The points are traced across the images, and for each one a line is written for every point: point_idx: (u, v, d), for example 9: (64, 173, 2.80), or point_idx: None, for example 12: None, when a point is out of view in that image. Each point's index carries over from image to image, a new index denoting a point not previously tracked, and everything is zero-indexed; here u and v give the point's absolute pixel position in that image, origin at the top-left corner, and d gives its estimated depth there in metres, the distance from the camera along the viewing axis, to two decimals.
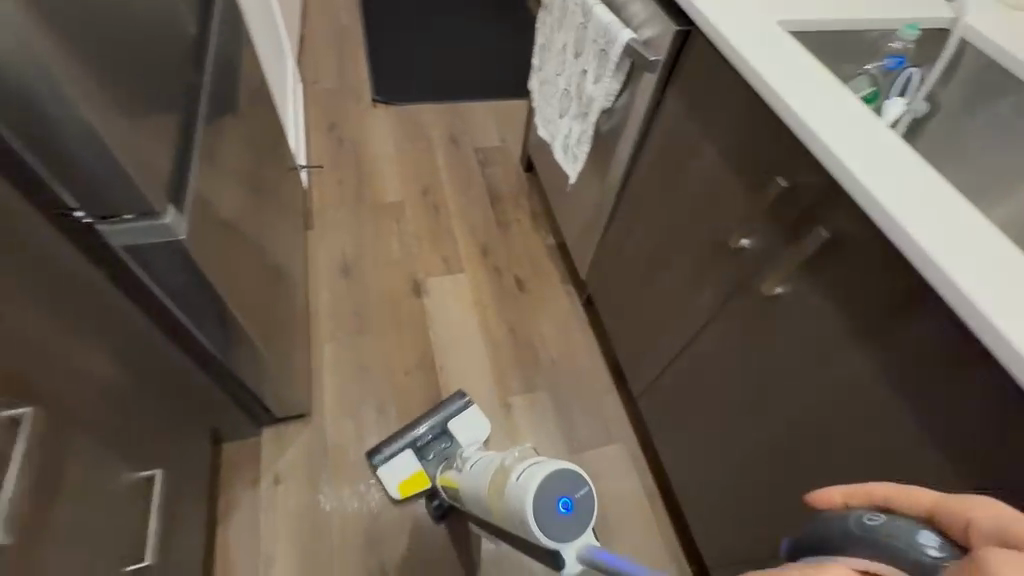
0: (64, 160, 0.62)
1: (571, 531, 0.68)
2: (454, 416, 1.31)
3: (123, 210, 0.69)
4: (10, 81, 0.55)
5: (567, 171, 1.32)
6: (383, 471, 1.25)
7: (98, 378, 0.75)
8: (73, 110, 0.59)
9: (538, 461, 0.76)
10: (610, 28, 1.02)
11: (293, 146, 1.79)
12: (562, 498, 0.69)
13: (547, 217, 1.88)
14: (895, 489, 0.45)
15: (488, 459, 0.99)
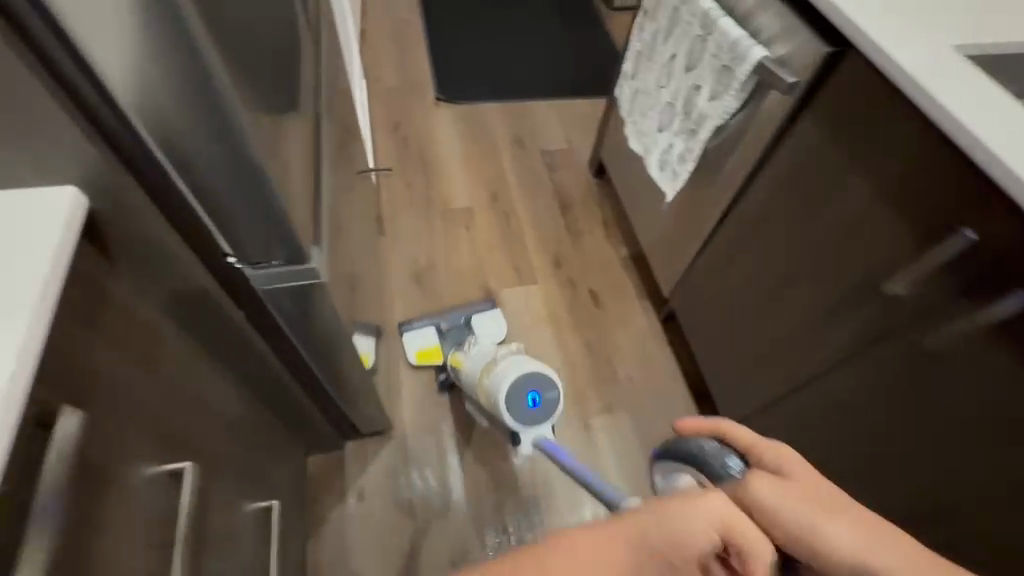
0: (220, 198, 0.56)
1: (531, 420, 1.05)
2: (480, 314, 1.49)
3: (266, 248, 0.64)
4: (185, 119, 0.49)
5: (662, 188, 1.26)
6: (410, 336, 1.46)
7: (226, 417, 0.74)
8: (237, 146, 0.52)
9: (522, 365, 1.09)
10: (737, 43, 0.95)
11: (366, 148, 1.76)
12: (533, 393, 1.05)
13: (619, 226, 1.82)
14: (732, 426, 0.51)
15: (486, 349, 1.26)
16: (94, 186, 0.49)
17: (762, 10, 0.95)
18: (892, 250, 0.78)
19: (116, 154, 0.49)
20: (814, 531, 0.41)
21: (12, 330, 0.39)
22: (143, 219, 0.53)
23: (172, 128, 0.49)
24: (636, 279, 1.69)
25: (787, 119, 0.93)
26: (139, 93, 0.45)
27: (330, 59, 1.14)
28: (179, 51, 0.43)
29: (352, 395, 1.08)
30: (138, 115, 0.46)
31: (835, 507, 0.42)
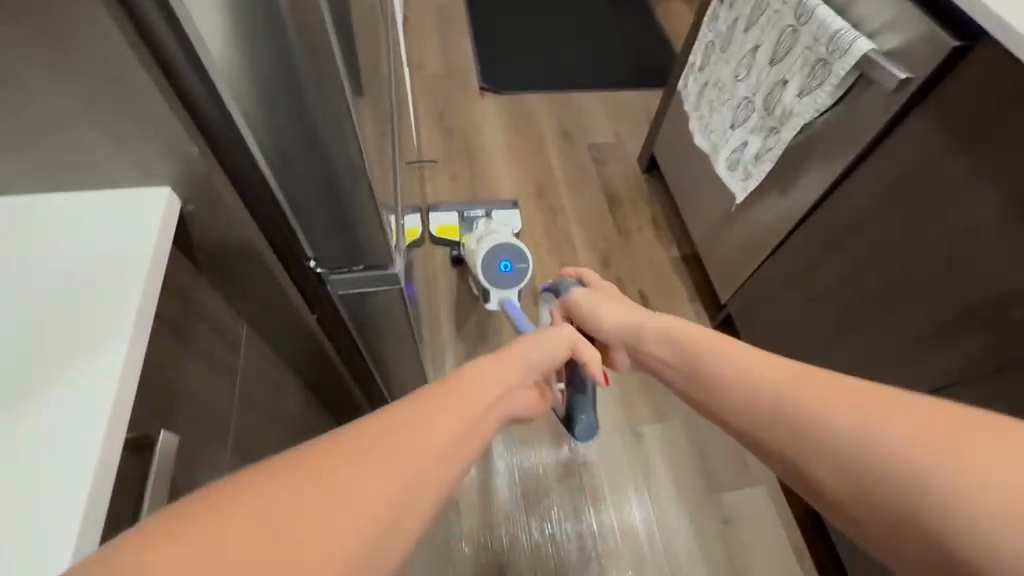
0: (299, 178, 0.48)
1: (500, 283, 1.30)
2: (501, 210, 1.55)
3: (347, 247, 0.56)
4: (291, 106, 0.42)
5: (731, 189, 1.19)
6: (435, 213, 1.53)
7: (292, 423, 0.71)
8: (312, 109, 0.42)
9: (504, 239, 1.31)
10: (839, 35, 0.87)
11: (413, 137, 1.71)
12: (506, 263, 1.30)
13: (670, 224, 1.74)
14: (585, 273, 1.01)
15: (484, 225, 1.44)
16: (197, 189, 0.44)
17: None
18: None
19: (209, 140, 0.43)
20: (598, 317, 0.85)
21: (111, 353, 0.38)
22: (243, 224, 0.48)
23: (249, 85, 0.41)
24: (689, 282, 1.62)
25: (890, 121, 0.85)
26: (227, 34, 0.38)
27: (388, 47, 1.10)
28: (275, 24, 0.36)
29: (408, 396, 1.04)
30: (222, 67, 0.40)
31: (617, 302, 0.86)
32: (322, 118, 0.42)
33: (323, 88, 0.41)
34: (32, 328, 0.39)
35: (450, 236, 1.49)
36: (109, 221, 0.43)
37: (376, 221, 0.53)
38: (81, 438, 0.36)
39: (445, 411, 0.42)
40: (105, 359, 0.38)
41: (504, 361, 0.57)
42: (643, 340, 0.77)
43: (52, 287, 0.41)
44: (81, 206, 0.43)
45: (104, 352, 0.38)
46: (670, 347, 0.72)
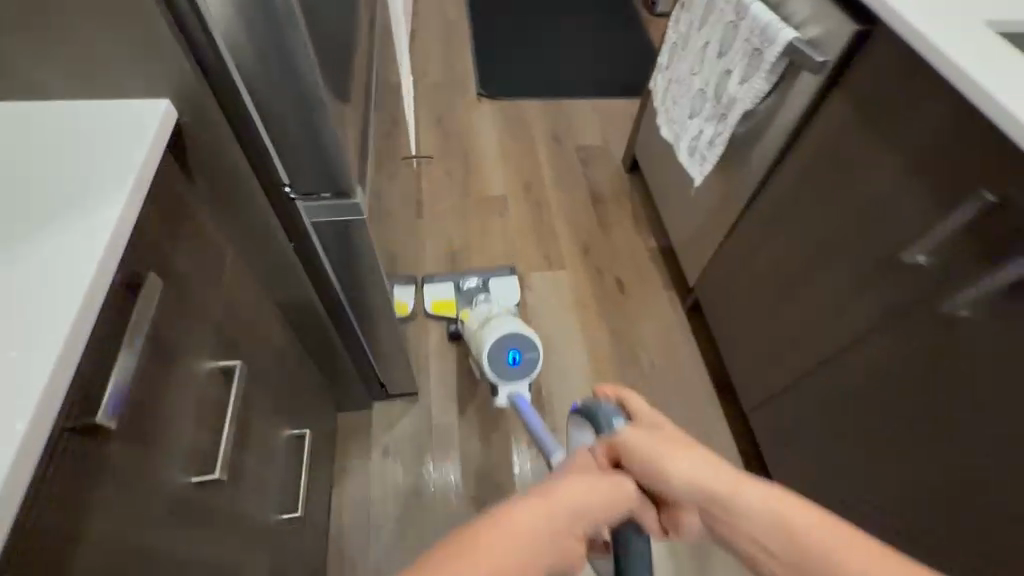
0: (272, 104, 0.61)
1: (511, 376, 1.23)
2: (497, 279, 1.56)
3: (313, 170, 0.68)
4: (275, 46, 0.56)
5: (691, 173, 1.30)
6: (429, 286, 1.55)
7: (270, 341, 0.82)
8: (283, 43, 0.56)
9: (511, 328, 1.24)
10: (770, 27, 0.97)
11: (409, 136, 1.85)
12: (515, 354, 1.22)
13: (651, 220, 1.84)
14: (621, 391, 0.63)
15: (490, 309, 1.37)
16: (190, 105, 0.57)
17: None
18: (916, 211, 0.79)
19: (207, 77, 0.57)
20: (661, 465, 0.50)
21: (114, 199, 0.48)
22: (219, 129, 0.60)
23: (226, 3, 0.52)
24: (665, 272, 1.71)
25: (816, 98, 0.96)
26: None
27: (376, 43, 1.25)
28: None
29: (384, 350, 1.15)
30: (221, 26, 0.54)
31: (686, 447, 0.52)
32: (293, 52, 0.56)
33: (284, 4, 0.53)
34: (60, 182, 0.50)
35: (447, 311, 1.52)
36: (127, 117, 0.54)
37: (331, 137, 0.64)
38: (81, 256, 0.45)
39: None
40: (109, 203, 0.48)
41: (551, 507, 0.41)
42: (727, 505, 0.49)
43: (77, 155, 0.52)
44: (106, 107, 0.55)
45: (109, 197, 0.48)
46: (774, 522, 0.47)
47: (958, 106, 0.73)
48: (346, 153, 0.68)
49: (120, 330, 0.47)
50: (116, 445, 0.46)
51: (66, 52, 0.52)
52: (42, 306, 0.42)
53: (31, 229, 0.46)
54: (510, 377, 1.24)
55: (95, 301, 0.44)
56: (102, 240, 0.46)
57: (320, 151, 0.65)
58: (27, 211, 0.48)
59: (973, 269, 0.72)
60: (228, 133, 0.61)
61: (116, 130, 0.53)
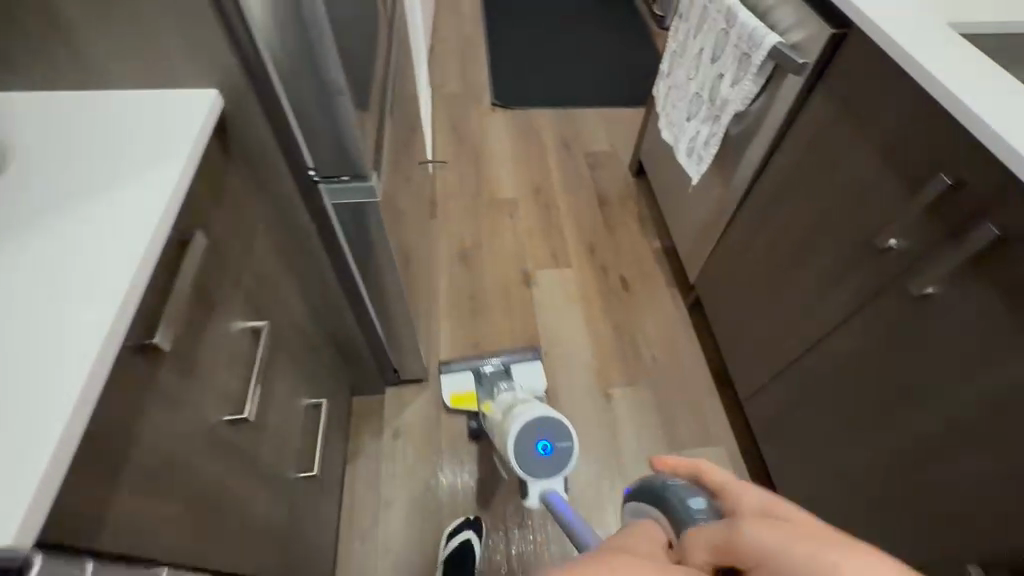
0: (301, 98, 0.70)
1: (543, 472, 1.02)
2: (521, 362, 1.40)
3: (335, 157, 0.77)
4: (306, 47, 0.65)
5: (690, 173, 1.37)
6: (445, 377, 1.39)
7: (293, 314, 0.91)
8: (312, 45, 0.65)
9: (539, 413, 1.04)
10: (756, 33, 1.05)
11: (425, 142, 1.96)
12: (546, 443, 1.02)
13: (655, 221, 1.90)
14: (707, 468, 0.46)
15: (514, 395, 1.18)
16: (236, 98, 0.67)
17: (783, 3, 1.05)
18: (889, 199, 0.86)
19: (248, 73, 0.66)
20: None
21: (175, 162, 0.58)
22: (257, 121, 0.70)
23: (266, 15, 0.62)
24: (668, 270, 1.77)
25: (800, 99, 1.03)
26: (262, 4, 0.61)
27: (393, 52, 1.36)
28: None
29: (396, 334, 1.23)
30: (262, 29, 0.63)
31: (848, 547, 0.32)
32: (321, 52, 0.66)
33: (313, 13, 0.63)
34: (125, 154, 0.59)
35: (469, 404, 1.35)
36: (178, 104, 0.64)
37: (351, 128, 0.74)
38: (148, 208, 0.55)
39: None
40: (172, 166, 0.58)
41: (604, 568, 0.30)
42: None
43: (138, 133, 0.61)
44: (158, 95, 0.65)
45: (171, 161, 0.58)
46: None
47: (919, 101, 0.80)
48: (364, 143, 0.78)
49: (176, 273, 0.58)
50: (168, 373, 0.55)
51: (137, 53, 0.62)
52: (114, 253, 0.52)
53: (106, 192, 0.56)
54: (541, 474, 1.02)
55: (158, 242, 0.54)
56: (166, 193, 0.56)
57: (342, 140, 0.74)
58: (100, 179, 0.57)
59: (942, 249, 0.78)
60: (264, 125, 0.71)
61: (169, 114, 0.63)
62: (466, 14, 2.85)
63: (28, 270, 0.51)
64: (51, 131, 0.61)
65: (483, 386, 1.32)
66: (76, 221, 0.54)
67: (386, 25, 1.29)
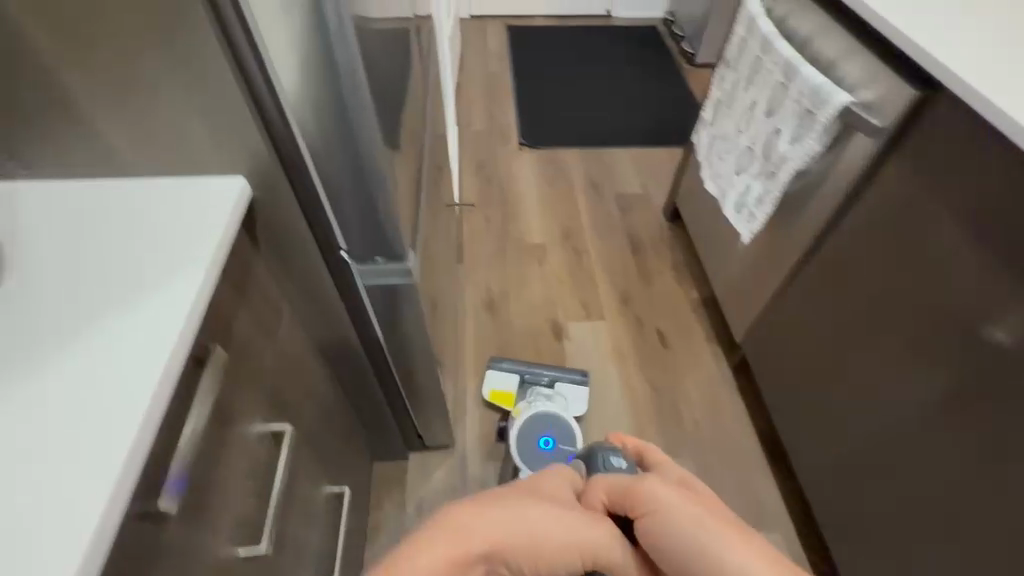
0: (333, 176, 0.63)
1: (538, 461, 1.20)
2: (568, 382, 1.47)
3: (369, 238, 0.70)
4: (346, 127, 0.58)
5: (738, 230, 1.28)
6: (498, 373, 1.49)
7: (316, 400, 0.82)
8: (353, 125, 0.58)
9: (553, 413, 1.26)
10: (822, 89, 0.97)
11: (453, 185, 1.91)
12: (549, 439, 1.23)
13: (692, 269, 1.81)
14: (645, 448, 0.69)
15: (536, 395, 1.38)
16: (265, 181, 0.61)
17: (850, 59, 0.98)
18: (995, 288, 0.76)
19: (278, 152, 0.59)
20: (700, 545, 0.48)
21: (197, 261, 0.52)
22: (288, 203, 0.63)
23: (301, 90, 0.55)
24: (708, 324, 1.67)
25: (875, 162, 0.94)
26: (296, 80, 0.54)
27: (429, 103, 1.31)
28: (329, 68, 0.53)
29: (423, 403, 1.14)
30: (294, 105, 0.56)
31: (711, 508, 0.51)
32: (363, 134, 0.59)
33: (356, 96, 0.56)
34: (138, 252, 0.53)
35: (504, 404, 1.44)
36: (202, 190, 0.58)
37: (386, 209, 0.67)
38: (164, 318, 0.48)
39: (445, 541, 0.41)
40: (193, 265, 0.52)
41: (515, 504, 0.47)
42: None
43: (155, 226, 0.55)
44: (179, 180, 0.59)
45: (193, 261, 0.52)
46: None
47: None
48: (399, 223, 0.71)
49: (189, 397, 0.50)
50: (174, 519, 0.47)
51: (158, 131, 0.56)
52: (121, 386, 0.44)
53: (116, 300, 0.49)
54: (536, 463, 1.20)
55: (177, 359, 0.47)
56: (186, 300, 0.49)
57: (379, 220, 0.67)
58: (110, 284, 0.51)
59: None
60: (294, 204, 0.64)
61: (196, 205, 0.57)
62: (493, 53, 2.84)
63: (24, 402, 0.44)
64: (60, 227, 0.55)
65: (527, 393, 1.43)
66: (86, 339, 0.47)
67: (422, 77, 1.26)
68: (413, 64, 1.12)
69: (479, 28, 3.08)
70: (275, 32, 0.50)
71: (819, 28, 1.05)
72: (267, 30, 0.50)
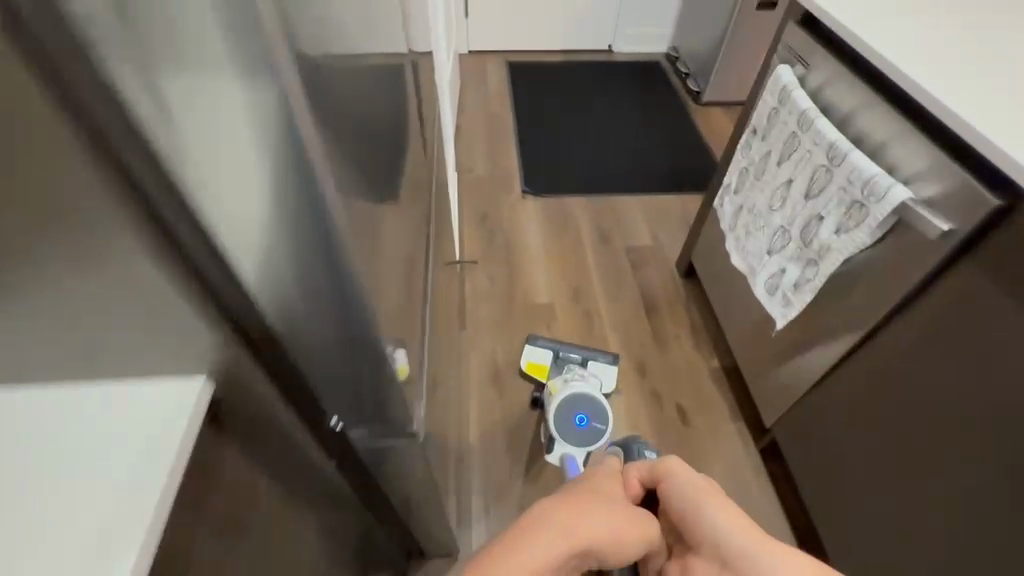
0: (301, 336, 0.51)
1: (571, 436, 1.27)
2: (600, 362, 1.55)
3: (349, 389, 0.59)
4: (333, 287, 0.47)
5: (770, 312, 1.17)
6: (534, 347, 1.60)
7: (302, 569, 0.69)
8: (343, 285, 0.47)
9: (591, 395, 1.32)
10: (874, 182, 0.87)
11: (455, 243, 1.79)
12: (584, 418, 1.29)
13: (710, 332, 1.71)
14: None
15: (571, 374, 1.44)
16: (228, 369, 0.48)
17: (900, 144, 0.91)
18: None
19: (236, 327, 0.46)
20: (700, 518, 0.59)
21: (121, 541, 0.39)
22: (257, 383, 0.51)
23: (266, 258, 0.42)
24: (730, 395, 1.56)
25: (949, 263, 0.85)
26: (258, 249, 0.41)
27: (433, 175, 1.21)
28: (312, 231, 0.41)
29: (427, 521, 1.01)
30: (254, 277, 0.43)
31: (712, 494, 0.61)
32: (356, 293, 0.48)
33: (346, 257, 0.44)
34: (40, 527, 0.40)
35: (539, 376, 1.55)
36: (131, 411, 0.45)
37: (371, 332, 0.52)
38: None
39: (555, 528, 0.52)
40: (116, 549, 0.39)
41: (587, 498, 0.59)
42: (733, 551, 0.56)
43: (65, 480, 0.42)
44: (98, 397, 0.46)
45: (116, 541, 0.39)
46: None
47: None
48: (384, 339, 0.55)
49: None
50: None
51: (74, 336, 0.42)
52: (58, 553, 0.39)
53: None
54: (569, 438, 1.28)
55: None
56: None
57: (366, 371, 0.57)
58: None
59: None
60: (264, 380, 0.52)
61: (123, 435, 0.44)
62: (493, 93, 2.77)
63: None
64: None
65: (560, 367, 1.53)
66: None
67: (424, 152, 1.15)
68: (415, 146, 1.02)
69: (477, 65, 3.00)
70: (212, 161, 0.34)
71: (864, 105, 0.98)
72: (196, 164, 0.34)
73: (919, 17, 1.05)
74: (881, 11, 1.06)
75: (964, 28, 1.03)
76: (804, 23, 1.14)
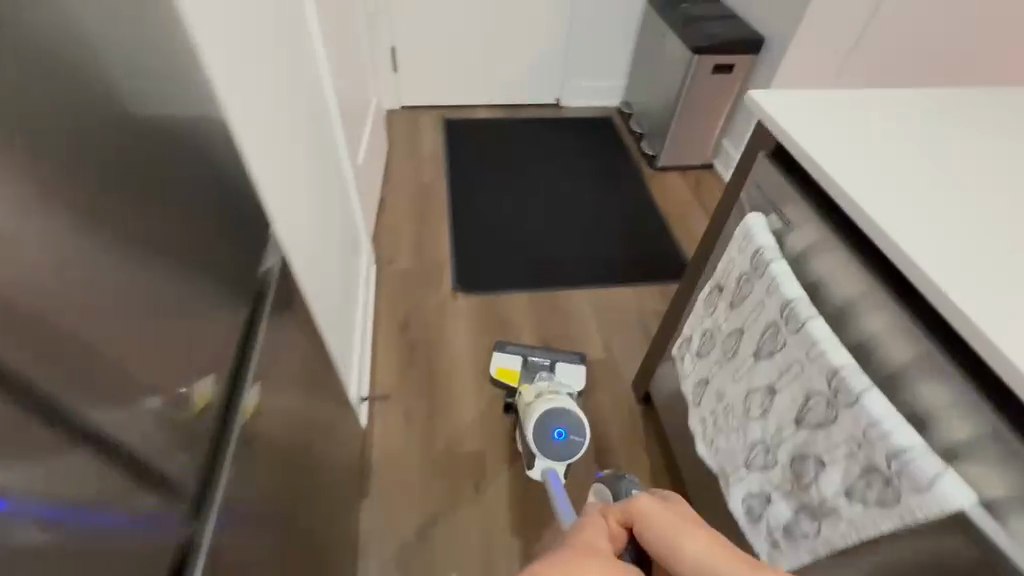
0: None
1: (554, 452, 1.22)
2: (566, 362, 1.59)
3: None
4: None
5: (752, 541, 0.86)
6: (500, 354, 1.59)
7: None
8: None
9: (564, 407, 1.27)
10: (904, 455, 0.56)
11: (354, 385, 1.41)
12: (559, 431, 1.23)
13: (671, 483, 1.43)
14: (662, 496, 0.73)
15: (545, 385, 1.40)
16: None
17: (931, 380, 0.64)
18: None
19: None
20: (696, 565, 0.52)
21: None
22: None
23: None
24: None
25: None
26: None
27: (292, 356, 0.87)
28: None
29: None
30: None
31: (697, 534, 0.54)
32: None
33: None
34: None
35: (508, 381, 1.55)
36: None
37: None
38: None
39: None
40: None
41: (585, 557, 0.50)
42: None
43: None
44: None
45: None
46: None
47: None
48: None
49: None
50: None
51: None
52: None
53: None
54: (552, 453, 1.23)
55: None
56: None
57: None
58: None
59: None
60: None
61: None
62: (427, 157, 2.45)
63: None
64: None
65: (530, 370, 1.54)
66: None
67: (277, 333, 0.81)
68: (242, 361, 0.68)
69: (409, 121, 2.68)
70: None
71: (873, 307, 0.71)
72: None
73: (928, 166, 0.78)
74: (877, 157, 0.80)
75: (993, 186, 0.76)
76: (776, 156, 0.87)
